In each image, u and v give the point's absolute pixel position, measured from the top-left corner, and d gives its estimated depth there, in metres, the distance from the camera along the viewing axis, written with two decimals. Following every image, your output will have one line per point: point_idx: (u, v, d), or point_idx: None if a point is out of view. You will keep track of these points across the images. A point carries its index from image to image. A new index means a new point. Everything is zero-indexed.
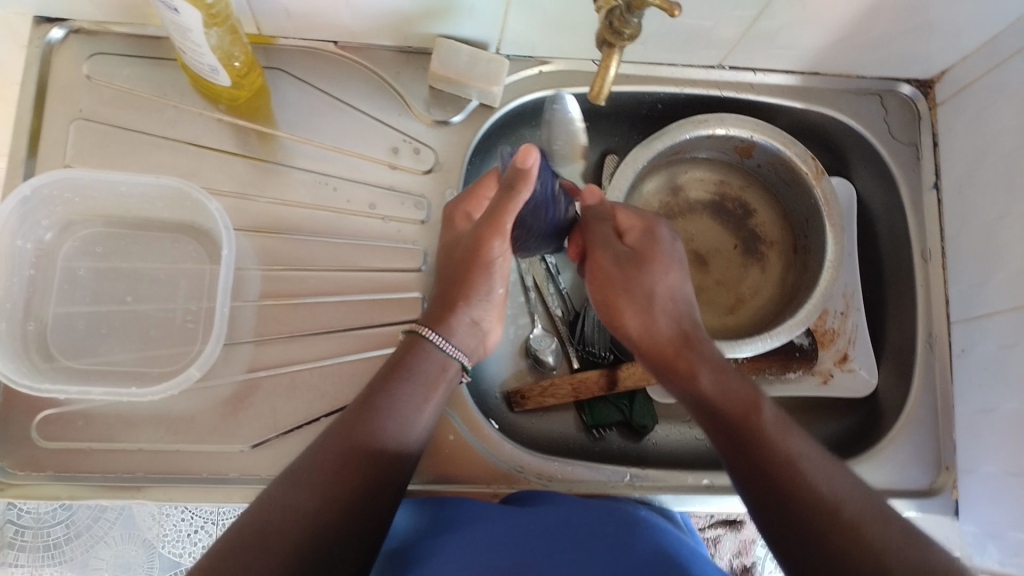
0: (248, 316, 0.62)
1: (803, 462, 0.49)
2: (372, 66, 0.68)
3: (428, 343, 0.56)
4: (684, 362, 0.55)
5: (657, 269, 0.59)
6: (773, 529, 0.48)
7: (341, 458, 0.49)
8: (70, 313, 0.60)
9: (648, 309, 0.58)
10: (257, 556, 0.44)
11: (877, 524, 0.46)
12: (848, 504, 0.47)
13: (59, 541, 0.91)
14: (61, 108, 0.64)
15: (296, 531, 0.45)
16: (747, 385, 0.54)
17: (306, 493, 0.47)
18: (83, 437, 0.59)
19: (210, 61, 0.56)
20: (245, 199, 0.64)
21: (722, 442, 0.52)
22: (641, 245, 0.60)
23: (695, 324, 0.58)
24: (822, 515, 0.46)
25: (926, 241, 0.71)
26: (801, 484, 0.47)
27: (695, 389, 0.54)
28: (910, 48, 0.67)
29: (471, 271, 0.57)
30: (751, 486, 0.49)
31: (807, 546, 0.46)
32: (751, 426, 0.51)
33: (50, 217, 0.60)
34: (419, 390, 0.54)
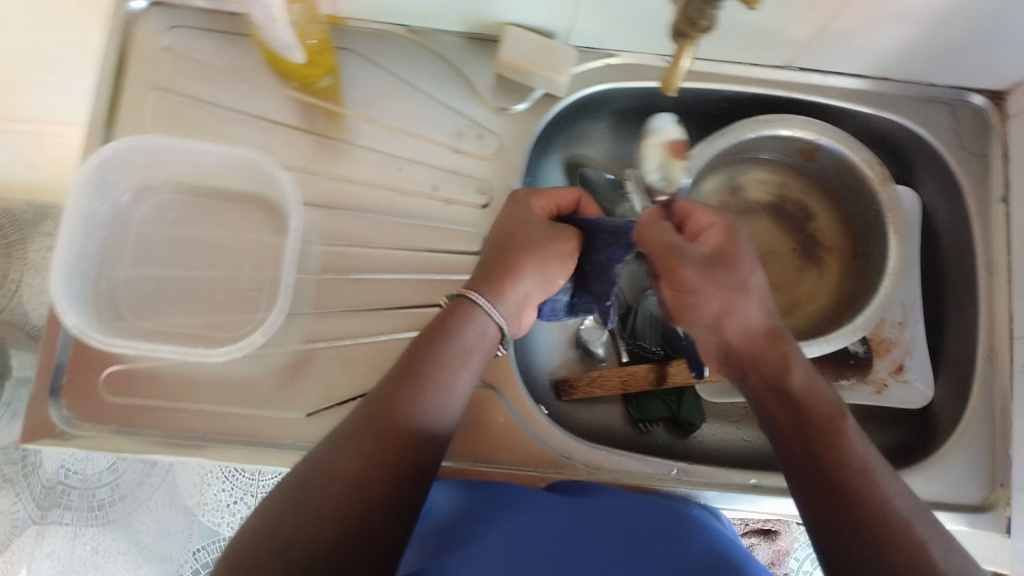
0: (307, 289, 0.64)
1: (875, 480, 0.48)
2: (441, 51, 0.69)
3: (481, 312, 0.55)
4: (773, 359, 0.53)
5: (743, 266, 0.53)
6: (830, 529, 0.48)
7: (382, 426, 0.49)
8: (139, 275, 0.62)
9: (739, 300, 0.53)
10: (303, 518, 0.45)
11: (936, 547, 0.46)
12: (916, 523, 0.47)
13: (104, 502, 0.95)
14: (141, 77, 0.66)
15: (341, 495, 0.46)
16: (831, 394, 0.53)
17: (352, 457, 0.47)
18: (145, 395, 0.61)
19: (287, 38, 0.58)
20: (312, 174, 0.66)
21: (799, 437, 0.51)
22: (722, 242, 0.54)
23: (780, 327, 0.54)
24: (887, 524, 0.46)
25: (991, 254, 0.70)
26: (875, 491, 0.48)
27: (784, 383, 0.52)
28: (986, 57, 0.66)
29: (547, 249, 0.58)
30: (821, 489, 0.49)
31: (874, 571, 0.45)
32: (835, 439, 0.50)
33: (126, 181, 0.62)
34: (460, 353, 0.53)
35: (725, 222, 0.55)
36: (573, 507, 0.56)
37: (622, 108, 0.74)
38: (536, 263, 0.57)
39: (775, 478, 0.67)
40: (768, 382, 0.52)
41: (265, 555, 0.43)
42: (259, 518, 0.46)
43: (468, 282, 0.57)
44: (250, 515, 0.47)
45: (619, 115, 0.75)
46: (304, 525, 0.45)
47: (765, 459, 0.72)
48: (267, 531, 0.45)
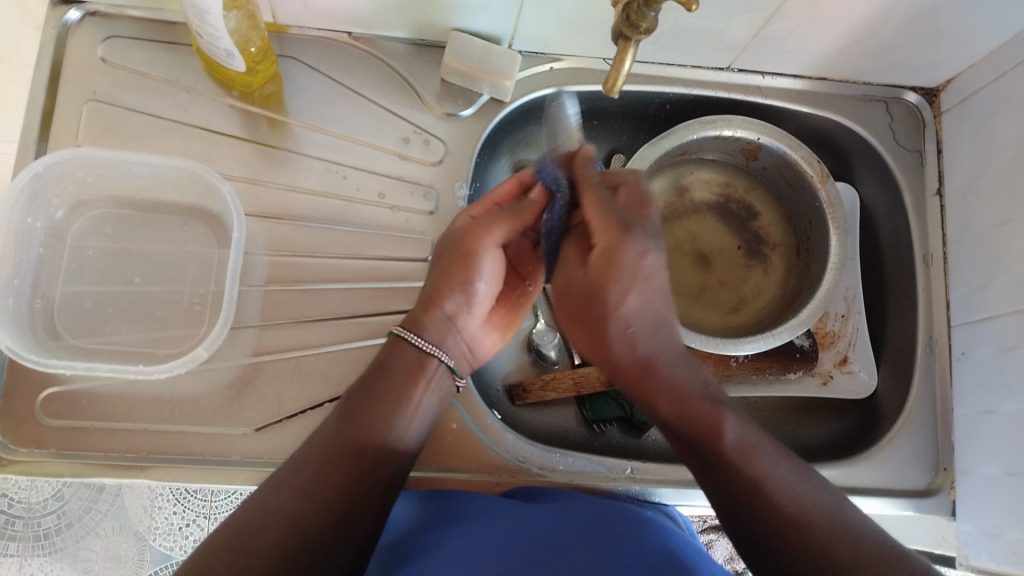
0: (254, 300, 0.63)
1: (764, 489, 0.48)
2: (384, 57, 0.68)
3: (406, 343, 0.54)
4: (642, 390, 0.50)
5: (614, 298, 0.47)
6: (743, 543, 0.48)
7: (323, 461, 0.48)
8: (77, 292, 0.60)
9: (603, 346, 0.49)
10: (245, 554, 0.44)
11: (845, 536, 0.46)
12: (814, 524, 0.46)
13: (50, 531, 0.92)
14: (75, 89, 0.64)
15: (282, 533, 0.45)
16: (706, 399, 0.50)
17: (296, 492, 0.47)
18: (87, 416, 0.59)
19: (227, 45, 0.57)
20: (255, 184, 0.65)
21: (688, 459, 0.50)
22: (601, 249, 0.47)
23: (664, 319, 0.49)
24: (784, 536, 0.46)
25: (928, 246, 0.72)
26: (762, 506, 0.47)
27: (655, 412, 0.51)
28: (917, 55, 0.68)
29: (457, 266, 0.53)
30: (721, 503, 0.49)
31: (782, 567, 0.46)
32: (712, 456, 0.49)
33: (60, 196, 0.61)
34: (401, 385, 0.52)
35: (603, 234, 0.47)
36: (534, 511, 0.57)
37: None
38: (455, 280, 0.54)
39: None
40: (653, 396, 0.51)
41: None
42: (201, 554, 0.44)
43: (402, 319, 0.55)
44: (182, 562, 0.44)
45: (564, 118, 0.75)
46: (238, 567, 0.43)
47: None
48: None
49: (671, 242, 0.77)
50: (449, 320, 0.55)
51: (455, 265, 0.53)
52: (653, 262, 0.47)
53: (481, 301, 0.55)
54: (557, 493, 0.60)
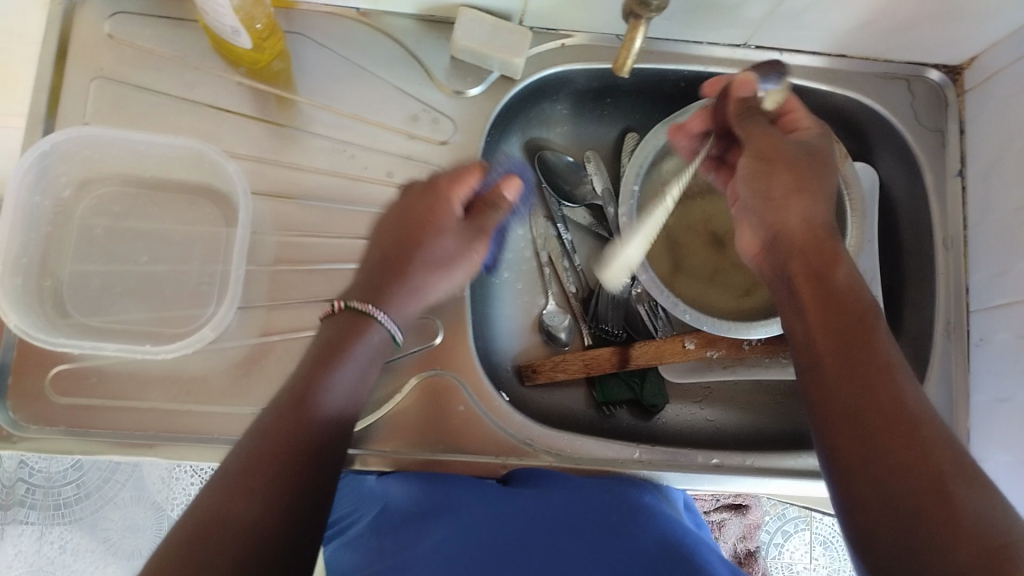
0: (261, 281, 0.63)
1: (897, 373, 0.47)
2: (392, 33, 0.67)
3: (367, 318, 0.54)
4: (819, 253, 0.53)
5: (822, 170, 0.57)
6: (846, 415, 0.46)
7: (284, 436, 0.47)
8: (85, 273, 0.60)
9: (782, 204, 0.56)
10: (190, 574, 0.41)
11: (950, 447, 0.43)
12: (925, 419, 0.45)
13: (70, 500, 0.93)
14: (81, 66, 0.63)
15: (222, 546, 0.43)
16: (869, 300, 0.51)
17: (243, 500, 0.45)
18: (96, 394, 0.59)
19: (231, 23, 0.56)
20: (262, 163, 0.64)
21: (826, 327, 0.50)
22: (795, 147, 0.58)
23: (833, 231, 0.55)
24: (898, 418, 0.44)
25: (948, 228, 0.70)
26: (892, 385, 0.46)
27: (818, 277, 0.52)
28: (940, 32, 0.66)
29: (441, 258, 0.58)
30: (848, 373, 0.47)
31: (873, 447, 0.44)
32: (863, 326, 0.49)
33: (68, 174, 0.60)
34: (359, 364, 0.53)
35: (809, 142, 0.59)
36: (534, 501, 0.57)
37: (580, 89, 0.73)
38: (425, 269, 0.58)
39: (737, 457, 0.67)
40: (810, 272, 0.53)
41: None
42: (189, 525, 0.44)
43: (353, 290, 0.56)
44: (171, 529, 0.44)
45: (576, 97, 0.74)
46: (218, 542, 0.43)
47: (728, 439, 0.73)
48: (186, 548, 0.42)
49: (683, 224, 0.75)
50: (417, 303, 0.58)
51: (431, 252, 0.58)
52: (831, 187, 0.57)
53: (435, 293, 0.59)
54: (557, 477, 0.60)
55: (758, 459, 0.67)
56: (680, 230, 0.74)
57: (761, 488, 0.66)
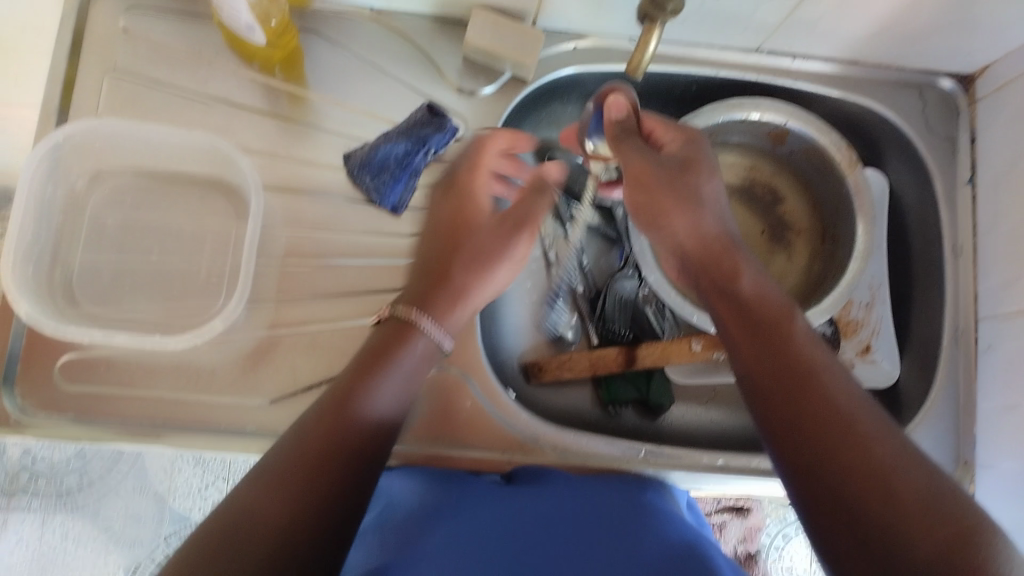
0: (270, 275, 0.63)
1: (820, 378, 0.47)
2: (406, 32, 0.67)
3: (415, 326, 0.56)
4: (724, 262, 0.53)
5: (702, 174, 0.57)
6: (788, 439, 0.46)
7: (329, 436, 0.48)
8: (94, 265, 0.60)
9: (697, 209, 0.55)
10: (223, 564, 0.41)
11: (891, 441, 0.44)
12: (860, 419, 0.45)
13: (72, 488, 0.94)
14: (96, 58, 0.64)
15: (253, 544, 0.42)
16: (782, 297, 0.52)
17: (287, 492, 0.45)
18: (103, 383, 0.60)
19: (247, 19, 0.57)
20: (274, 158, 0.65)
21: (751, 342, 0.49)
22: (684, 158, 0.57)
23: (729, 236, 0.55)
24: (837, 430, 0.44)
25: (957, 236, 0.70)
26: (818, 391, 0.46)
27: (732, 290, 0.52)
28: (953, 41, 0.66)
29: (482, 259, 0.61)
30: (774, 391, 0.47)
31: (818, 467, 0.44)
32: (780, 335, 0.49)
33: (79, 168, 0.61)
34: (413, 370, 0.55)
35: (693, 150, 0.58)
36: (539, 495, 0.57)
37: (591, 91, 0.73)
38: (469, 272, 0.61)
39: (742, 458, 0.66)
40: (718, 288, 0.53)
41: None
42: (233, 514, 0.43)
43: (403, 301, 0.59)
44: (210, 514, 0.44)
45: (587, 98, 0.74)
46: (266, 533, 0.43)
47: (733, 441, 0.74)
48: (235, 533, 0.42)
49: None
50: (460, 303, 0.60)
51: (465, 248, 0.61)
52: (716, 189, 0.57)
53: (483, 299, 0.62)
54: (559, 476, 0.59)
55: (763, 461, 0.66)
56: None
57: (763, 490, 0.67)
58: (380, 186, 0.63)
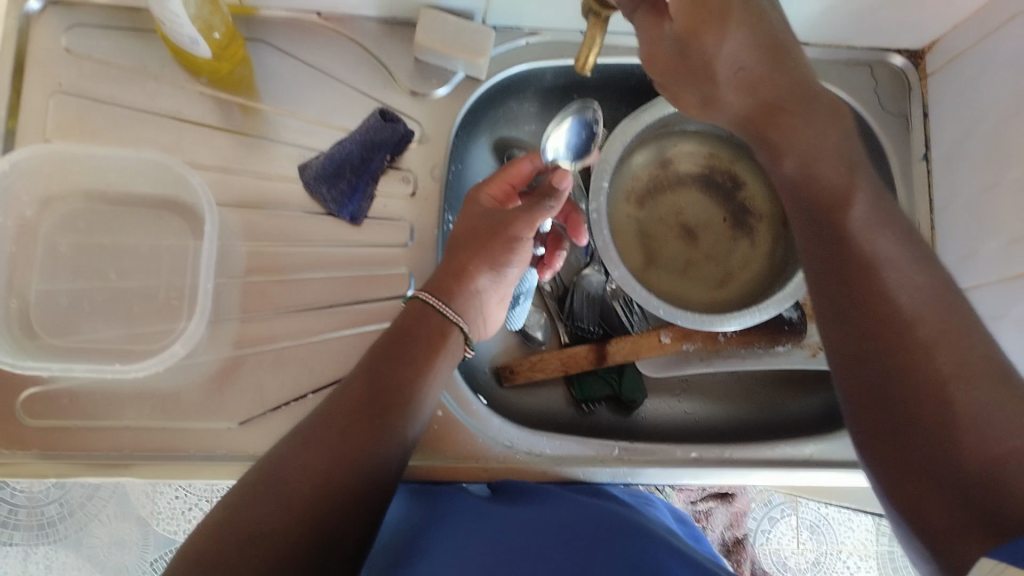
0: (233, 292, 0.62)
1: (877, 271, 0.46)
2: (356, 37, 0.66)
3: (430, 308, 0.56)
4: (772, 137, 0.52)
5: (721, 29, 0.47)
6: (852, 349, 0.46)
7: (345, 414, 0.49)
8: (52, 291, 0.59)
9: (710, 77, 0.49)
10: (230, 545, 0.42)
11: (953, 343, 0.42)
12: (924, 321, 0.43)
13: (53, 519, 0.92)
14: (39, 81, 0.62)
15: (287, 504, 0.44)
16: (842, 170, 0.50)
17: (297, 476, 0.46)
18: (68, 415, 0.59)
19: (190, 33, 0.55)
20: (229, 173, 0.63)
21: (808, 235, 0.51)
22: (689, 24, 0.46)
23: (797, 78, 0.51)
24: (888, 333, 0.44)
25: (915, 212, 0.71)
26: (868, 289, 0.46)
27: (783, 171, 0.52)
28: (902, 16, 0.66)
29: (497, 245, 0.58)
30: (825, 287, 0.49)
31: (864, 372, 0.45)
32: (833, 221, 0.49)
33: (30, 193, 0.59)
34: (431, 346, 0.55)
35: (762, 32, 0.48)
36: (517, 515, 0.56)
37: (547, 86, 0.72)
38: (483, 263, 0.58)
39: (715, 450, 0.67)
40: (773, 163, 0.52)
41: (224, 551, 0.42)
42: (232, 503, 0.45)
43: (426, 285, 0.58)
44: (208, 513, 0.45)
45: (544, 94, 0.73)
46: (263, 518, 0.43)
47: (710, 431, 0.73)
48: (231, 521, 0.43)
49: (655, 217, 0.76)
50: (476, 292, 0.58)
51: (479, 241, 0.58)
52: (737, 47, 0.48)
53: (495, 295, 0.60)
54: (541, 492, 0.60)
55: (736, 451, 0.67)
56: (652, 223, 0.76)
57: (743, 481, 0.67)
58: (340, 195, 0.63)
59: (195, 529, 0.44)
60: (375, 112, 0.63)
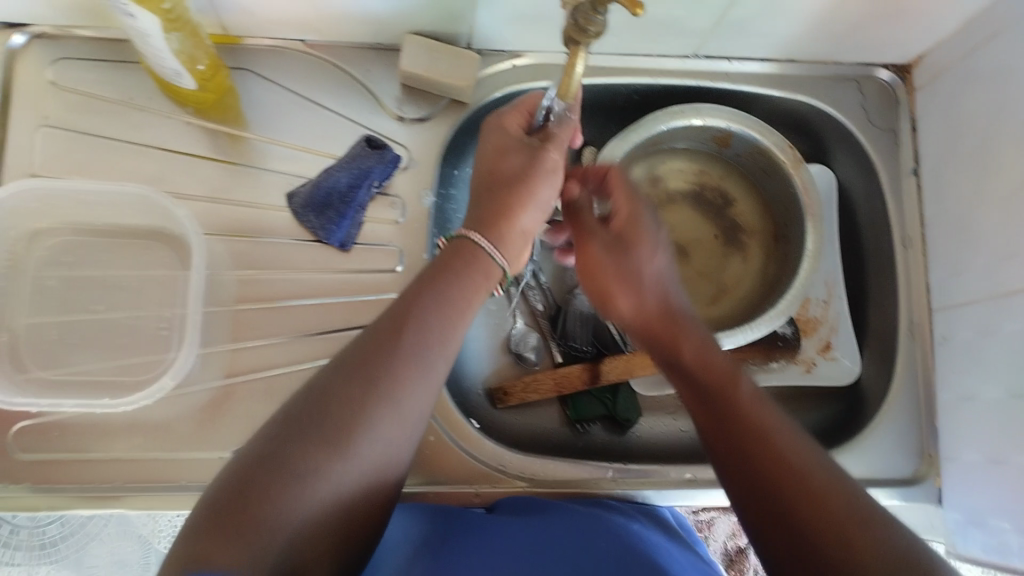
0: (222, 321, 0.62)
1: (772, 435, 0.45)
2: (340, 63, 0.67)
3: (476, 245, 0.52)
4: (663, 332, 0.54)
5: (644, 249, 0.56)
6: (755, 512, 0.44)
7: (388, 359, 0.45)
8: (39, 325, 0.59)
9: (639, 288, 0.55)
10: (265, 499, 0.39)
11: (846, 493, 0.42)
12: (815, 476, 0.42)
13: (56, 540, 0.78)
14: (26, 115, 0.63)
15: (334, 440, 0.42)
16: (730, 359, 0.51)
17: (337, 428, 0.42)
18: (58, 448, 0.59)
19: (173, 66, 0.56)
20: (216, 203, 0.64)
21: (698, 415, 0.49)
22: (627, 229, 0.57)
23: (683, 309, 0.55)
24: (787, 481, 0.42)
25: (905, 227, 0.70)
26: (771, 450, 0.44)
27: (677, 359, 0.52)
28: (884, 34, 0.66)
29: (529, 176, 0.55)
30: (723, 456, 0.47)
31: (772, 536, 0.42)
32: (728, 393, 0.48)
33: (18, 228, 0.59)
34: (467, 288, 0.51)
35: None
36: (528, 530, 0.55)
37: None
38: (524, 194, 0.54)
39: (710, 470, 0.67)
40: (666, 355, 0.53)
41: (263, 507, 0.38)
42: (265, 449, 0.41)
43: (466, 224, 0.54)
44: (230, 457, 0.41)
45: None
46: (304, 469, 0.40)
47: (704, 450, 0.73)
48: (266, 468, 0.40)
49: None
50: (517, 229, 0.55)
51: (517, 171, 0.55)
52: (666, 266, 0.57)
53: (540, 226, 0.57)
54: (556, 506, 0.59)
55: None
56: None
57: None
58: (330, 225, 0.63)
59: (217, 475, 0.40)
60: (360, 141, 0.63)
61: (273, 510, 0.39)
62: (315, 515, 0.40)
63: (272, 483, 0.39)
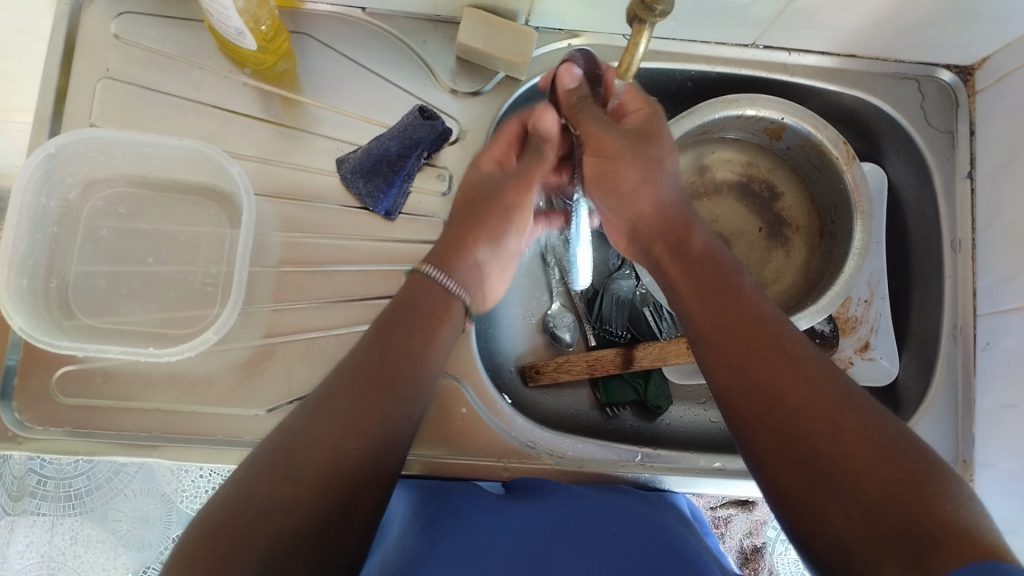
0: (266, 281, 0.63)
1: (772, 328, 0.49)
2: (398, 33, 0.67)
3: (432, 280, 0.55)
4: (675, 227, 0.56)
5: (661, 141, 0.56)
6: (755, 401, 0.46)
7: (354, 391, 0.48)
8: (89, 273, 0.60)
9: (658, 180, 0.56)
10: (239, 537, 0.41)
11: (842, 389, 0.45)
12: (815, 369, 0.46)
13: (79, 492, 0.87)
14: (87, 67, 0.64)
15: (301, 475, 0.44)
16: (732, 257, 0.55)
17: (306, 460, 0.44)
18: (100, 394, 0.60)
19: (236, 24, 0.56)
20: (267, 164, 0.64)
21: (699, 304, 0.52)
22: (644, 124, 0.57)
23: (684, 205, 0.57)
24: (788, 371, 0.46)
25: (956, 231, 0.69)
26: (771, 339, 0.48)
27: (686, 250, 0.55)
28: (951, 34, 0.65)
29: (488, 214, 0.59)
30: (723, 348, 0.49)
31: (772, 421, 0.45)
32: (731, 289, 0.51)
33: (73, 176, 0.60)
34: (431, 319, 0.54)
35: None
36: (537, 509, 0.56)
37: None
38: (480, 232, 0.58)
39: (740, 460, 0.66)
40: (672, 249, 0.55)
41: (236, 545, 0.40)
42: (239, 489, 0.43)
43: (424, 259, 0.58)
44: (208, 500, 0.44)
45: None
46: (276, 504, 0.42)
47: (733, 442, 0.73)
48: (238, 506, 0.42)
49: None
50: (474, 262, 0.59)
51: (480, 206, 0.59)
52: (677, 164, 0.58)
53: (495, 265, 0.62)
54: (559, 488, 0.59)
55: None
56: None
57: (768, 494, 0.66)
58: (377, 191, 0.63)
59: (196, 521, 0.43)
60: (412, 108, 0.61)
61: (245, 546, 0.40)
62: (293, 544, 0.42)
63: (243, 519, 0.41)
